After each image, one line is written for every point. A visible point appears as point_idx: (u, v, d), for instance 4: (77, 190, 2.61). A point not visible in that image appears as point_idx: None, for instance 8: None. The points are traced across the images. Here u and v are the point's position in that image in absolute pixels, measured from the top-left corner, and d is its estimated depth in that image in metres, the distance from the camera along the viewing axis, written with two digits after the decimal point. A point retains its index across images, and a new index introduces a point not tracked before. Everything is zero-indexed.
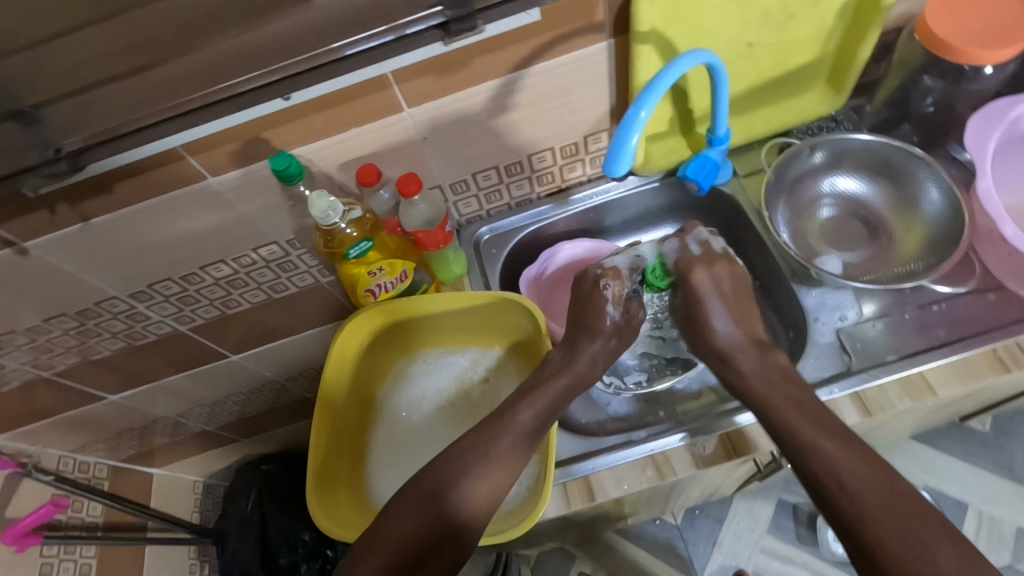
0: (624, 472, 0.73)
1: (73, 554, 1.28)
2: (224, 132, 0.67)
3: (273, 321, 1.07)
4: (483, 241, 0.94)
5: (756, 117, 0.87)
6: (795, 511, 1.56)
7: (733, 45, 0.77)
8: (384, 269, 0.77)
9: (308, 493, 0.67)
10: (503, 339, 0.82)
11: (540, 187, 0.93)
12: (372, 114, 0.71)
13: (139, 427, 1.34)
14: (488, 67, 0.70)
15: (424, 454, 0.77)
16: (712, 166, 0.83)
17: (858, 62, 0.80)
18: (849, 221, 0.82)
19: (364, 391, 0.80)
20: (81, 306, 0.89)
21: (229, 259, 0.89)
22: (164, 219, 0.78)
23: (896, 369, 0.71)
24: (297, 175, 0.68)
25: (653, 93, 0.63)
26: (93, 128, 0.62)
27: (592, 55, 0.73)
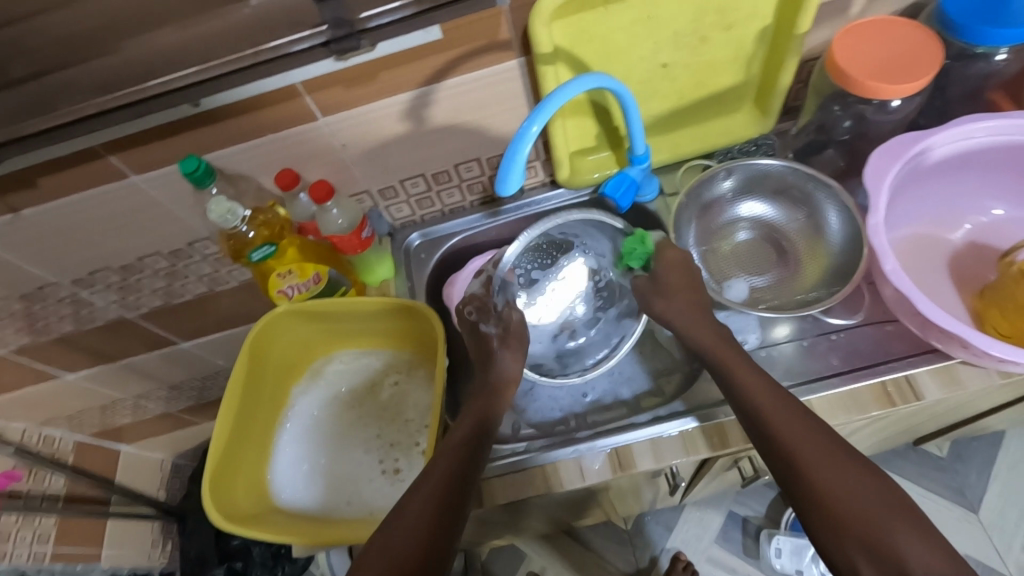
0: (514, 482, 0.75)
1: (32, 523, 1.32)
2: (139, 134, 0.70)
3: (219, 311, 1.10)
4: (414, 246, 0.96)
5: (683, 135, 0.88)
6: (744, 523, 1.57)
7: (649, 65, 0.77)
8: (294, 271, 0.80)
9: (203, 489, 0.69)
10: (413, 345, 0.86)
11: (472, 195, 0.95)
12: (286, 121, 0.74)
13: (102, 406, 1.39)
14: (398, 80, 0.72)
15: (331, 453, 0.82)
16: (631, 183, 0.84)
17: (780, 88, 0.80)
18: (761, 245, 0.84)
19: (276, 392, 0.84)
20: (25, 290, 0.93)
21: (165, 252, 0.92)
22: (93, 212, 0.81)
23: None
24: (207, 177, 0.71)
25: (544, 110, 0.64)
26: (3, 126, 0.65)
27: (503, 72, 0.74)
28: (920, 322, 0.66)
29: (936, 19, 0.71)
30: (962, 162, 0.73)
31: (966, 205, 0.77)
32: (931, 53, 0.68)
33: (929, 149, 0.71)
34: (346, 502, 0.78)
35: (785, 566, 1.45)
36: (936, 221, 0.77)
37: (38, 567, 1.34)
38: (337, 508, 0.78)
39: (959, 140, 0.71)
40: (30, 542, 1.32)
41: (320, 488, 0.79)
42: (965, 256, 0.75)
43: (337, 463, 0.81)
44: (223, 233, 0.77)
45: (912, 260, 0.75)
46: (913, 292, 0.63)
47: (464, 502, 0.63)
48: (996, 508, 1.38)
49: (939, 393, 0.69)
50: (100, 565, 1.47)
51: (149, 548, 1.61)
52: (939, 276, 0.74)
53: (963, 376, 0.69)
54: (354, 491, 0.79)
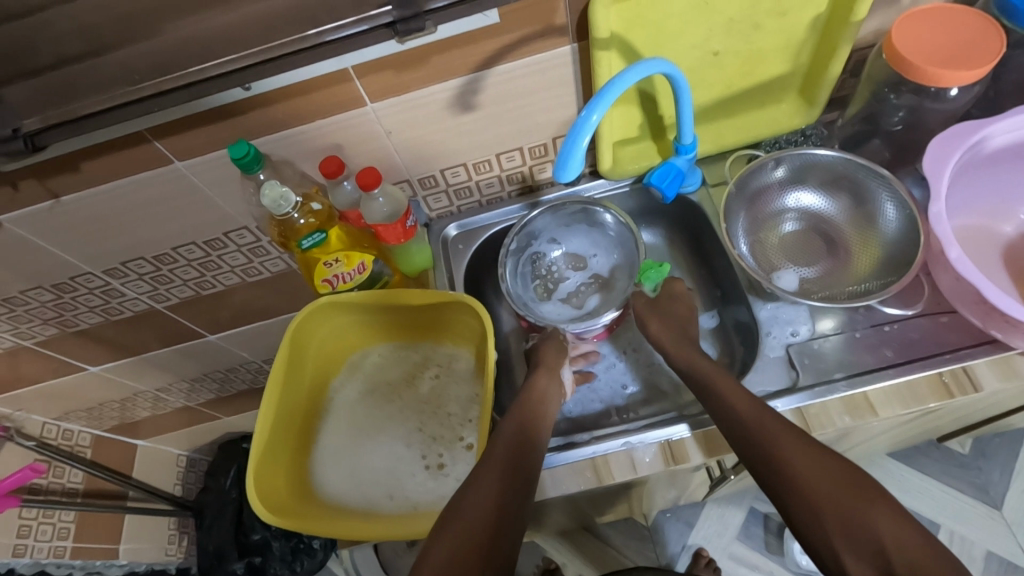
0: (564, 475, 0.74)
1: (52, 518, 1.31)
2: (187, 119, 0.69)
3: (249, 303, 1.09)
4: (451, 238, 0.95)
5: (727, 126, 0.88)
6: (766, 520, 1.57)
7: (700, 53, 0.77)
8: (340, 260, 0.78)
9: (249, 481, 0.68)
10: (455, 338, 0.84)
11: (510, 186, 0.94)
12: (335, 107, 0.72)
13: (122, 399, 1.38)
14: (449, 65, 0.71)
15: (372, 446, 0.80)
16: (677, 173, 0.83)
17: (829, 78, 0.80)
18: (809, 237, 0.84)
19: (316, 382, 0.83)
20: (56, 279, 0.92)
21: (200, 241, 0.91)
22: (132, 199, 0.79)
23: (841, 388, 0.71)
24: (255, 163, 0.69)
25: (604, 97, 0.64)
26: (52, 111, 0.66)
27: (555, 58, 0.73)
28: (981, 312, 0.66)
29: (996, 7, 0.70)
30: (1019, 152, 0.72)
31: (1021, 196, 0.76)
32: (995, 41, 0.67)
33: (987, 139, 0.70)
34: (389, 496, 0.76)
35: (810, 562, 1.43)
36: (989, 212, 0.76)
37: (57, 563, 1.33)
38: (379, 503, 0.76)
39: (1018, 129, 0.70)
40: (50, 537, 1.31)
41: (361, 481, 0.78)
42: (1018, 248, 0.75)
43: (378, 455, 0.80)
44: (272, 219, 0.76)
45: (968, 251, 0.74)
46: (980, 281, 0.63)
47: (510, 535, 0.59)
48: (1020, 505, 1.38)
49: (998, 384, 0.68)
50: (118, 561, 1.46)
51: (166, 544, 1.59)
52: (993, 268, 0.74)
53: (1021, 367, 0.69)
54: (396, 484, 0.77)
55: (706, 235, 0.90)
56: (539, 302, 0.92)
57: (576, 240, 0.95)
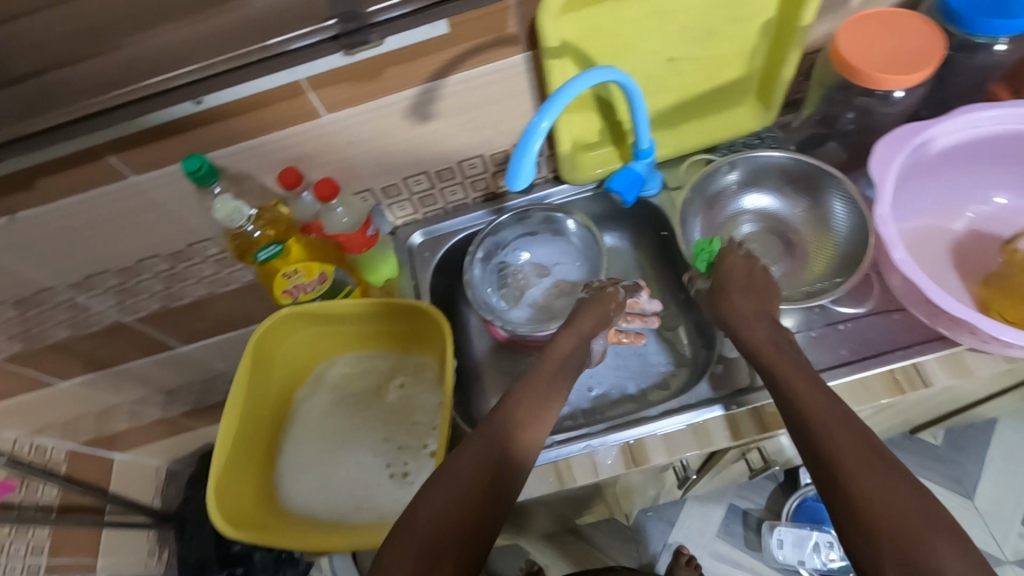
0: (528, 479, 0.74)
1: (25, 535, 1.29)
2: (140, 134, 0.69)
3: (219, 314, 1.09)
4: (416, 246, 0.95)
5: (687, 130, 0.89)
6: (746, 516, 1.58)
7: (653, 59, 0.78)
8: (300, 271, 0.77)
9: (208, 495, 0.68)
10: (420, 346, 0.84)
11: (475, 192, 0.94)
12: (291, 119, 0.73)
13: (96, 413, 1.36)
14: (404, 76, 0.71)
15: (339, 457, 0.80)
16: (636, 178, 0.84)
17: (781, 82, 0.81)
18: (765, 237, 0.86)
19: (281, 393, 0.83)
20: (19, 295, 0.91)
21: (164, 254, 0.91)
22: (92, 214, 0.79)
23: None
24: (210, 176, 0.70)
25: (555, 105, 0.65)
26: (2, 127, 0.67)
27: (510, 67, 0.74)
28: (929, 310, 0.67)
29: (938, 11, 0.72)
30: (964, 153, 0.74)
31: (968, 195, 0.78)
32: (936, 44, 0.68)
33: (932, 140, 0.72)
34: (355, 507, 0.76)
35: (787, 556, 1.44)
36: (939, 211, 0.78)
37: None
38: (345, 514, 0.76)
39: (962, 130, 0.72)
40: (24, 554, 1.28)
41: (328, 491, 0.78)
42: (968, 245, 0.77)
43: (345, 466, 0.79)
44: (229, 232, 0.77)
45: (918, 250, 0.76)
46: (923, 280, 0.65)
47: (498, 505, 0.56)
48: (992, 495, 1.40)
49: (948, 380, 0.70)
50: None
51: (146, 558, 1.59)
52: (944, 265, 0.75)
53: (970, 363, 0.70)
54: (363, 495, 0.77)
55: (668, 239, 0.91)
56: (507, 309, 0.93)
57: (543, 246, 0.95)
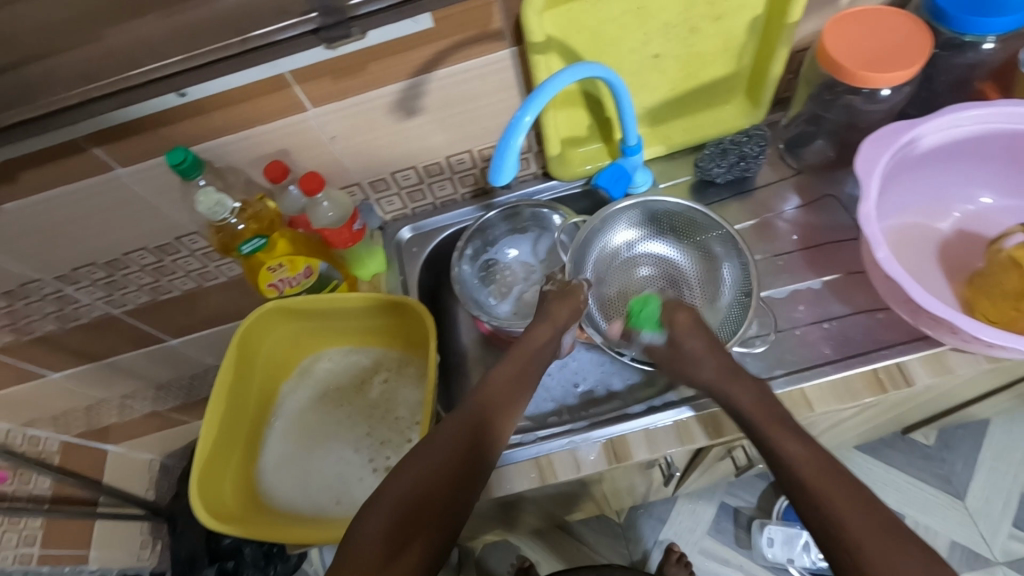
0: (511, 474, 0.75)
1: (18, 525, 1.30)
2: (124, 127, 0.69)
3: (208, 307, 1.09)
4: (405, 241, 0.95)
5: (675, 126, 0.89)
6: (736, 514, 1.59)
7: (641, 56, 0.78)
8: (284, 265, 0.79)
9: (190, 489, 0.68)
10: (405, 342, 0.84)
11: (463, 188, 0.94)
12: (276, 113, 0.73)
13: (87, 406, 1.37)
14: (389, 70, 0.71)
15: (321, 450, 0.80)
16: (623, 174, 0.84)
17: (770, 79, 0.81)
18: (657, 286, 0.88)
19: (265, 387, 0.82)
20: (7, 287, 0.91)
21: (152, 246, 0.91)
22: (78, 207, 0.79)
23: (778, 385, 0.72)
24: (193, 170, 0.70)
25: (537, 101, 0.65)
26: None
27: (495, 63, 0.74)
28: (911, 310, 0.67)
29: (925, 9, 0.71)
30: (950, 152, 0.74)
31: (954, 194, 0.78)
32: (922, 42, 0.68)
33: (918, 139, 0.71)
34: (337, 501, 0.76)
35: (777, 555, 1.45)
36: (925, 211, 0.78)
37: (24, 569, 1.32)
38: (327, 508, 0.76)
39: (948, 129, 0.71)
40: (16, 545, 1.30)
41: (309, 485, 0.78)
42: (953, 245, 0.77)
43: (326, 459, 0.80)
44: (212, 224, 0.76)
45: (903, 249, 0.76)
46: (905, 281, 0.63)
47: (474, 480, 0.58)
48: (982, 495, 1.40)
49: (930, 379, 0.70)
50: (88, 567, 1.46)
51: (138, 549, 1.59)
52: (929, 265, 0.75)
53: (953, 363, 0.70)
54: (344, 489, 0.77)
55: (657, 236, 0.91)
56: (499, 304, 0.92)
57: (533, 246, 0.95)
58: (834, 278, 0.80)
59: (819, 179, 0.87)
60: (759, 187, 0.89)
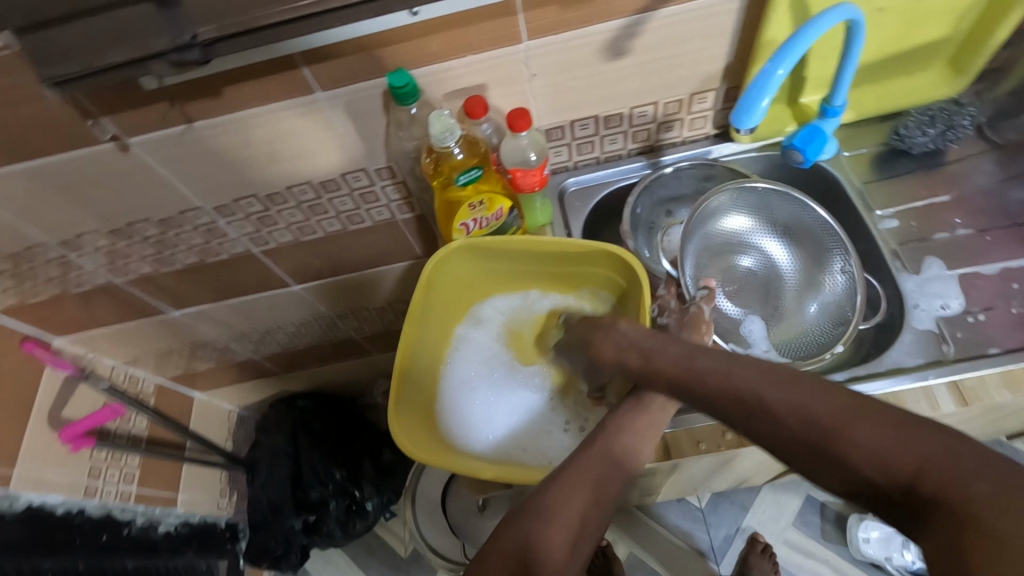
0: (704, 435, 0.72)
1: (119, 462, 1.30)
2: (344, 44, 0.67)
3: (343, 254, 1.07)
4: (568, 192, 0.92)
5: (868, 93, 0.85)
6: (823, 509, 1.55)
7: (867, 10, 0.74)
8: (483, 204, 0.76)
9: (389, 419, 0.68)
10: (589, 292, 0.81)
11: (633, 143, 0.91)
12: (493, 42, 0.70)
13: (190, 347, 1.35)
14: (617, 4, 0.68)
15: (501, 394, 0.79)
16: (821, 138, 0.80)
17: (991, 45, 0.77)
18: (756, 279, 0.87)
19: (443, 324, 0.80)
20: (166, 213, 0.90)
21: (315, 182, 0.88)
22: (265, 129, 0.77)
23: (999, 362, 0.69)
24: (411, 96, 0.67)
25: (795, 52, 0.61)
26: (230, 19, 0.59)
27: (721, 4, 0.71)
28: None
29: None
30: None
31: None
32: None
33: None
34: (522, 448, 0.75)
35: (872, 552, 1.41)
36: None
37: (123, 506, 1.30)
38: (512, 452, 0.74)
39: None
40: (117, 481, 1.29)
41: (491, 427, 0.76)
42: None
43: (507, 404, 0.78)
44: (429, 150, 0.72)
45: None
46: None
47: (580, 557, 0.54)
48: None
49: None
50: (176, 510, 1.45)
51: (218, 497, 1.60)
52: None
53: None
54: (528, 436, 0.75)
55: (837, 205, 0.88)
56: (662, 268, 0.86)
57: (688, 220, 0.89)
58: None
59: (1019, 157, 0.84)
60: (953, 161, 0.85)
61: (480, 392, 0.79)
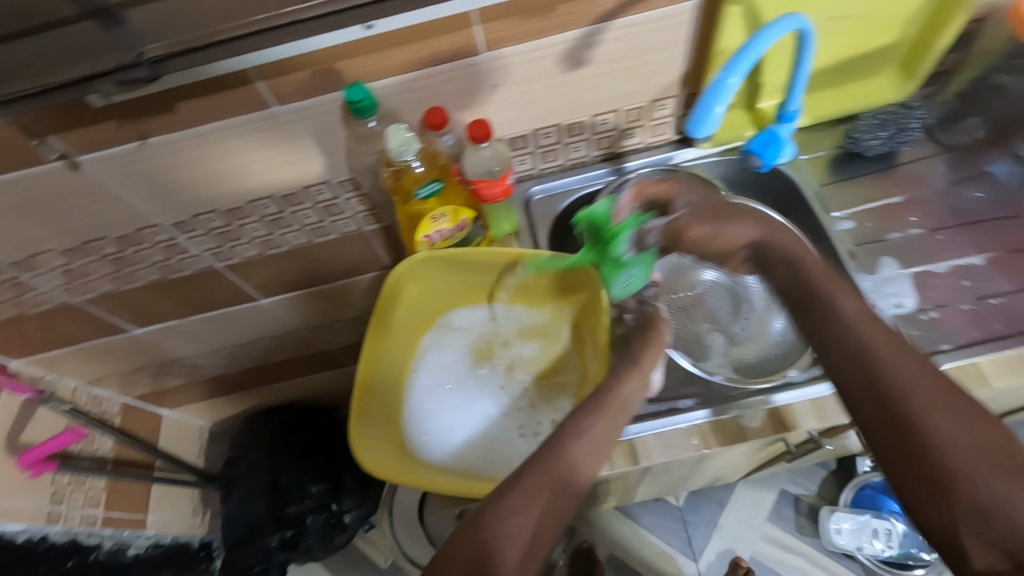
0: (670, 439, 0.73)
1: (84, 485, 1.26)
2: (299, 58, 0.66)
3: (308, 268, 1.06)
4: (533, 201, 0.92)
5: (822, 97, 0.88)
6: (797, 502, 1.58)
7: (818, 17, 0.75)
8: (445, 216, 0.76)
9: (350, 430, 0.70)
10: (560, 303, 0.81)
11: (596, 150, 0.92)
12: (451, 54, 0.70)
13: (157, 365, 1.32)
14: (574, 14, 0.68)
15: (471, 407, 0.78)
16: (777, 142, 0.82)
17: (936, 50, 0.80)
18: (716, 301, 0.89)
19: (411, 340, 0.81)
20: (122, 231, 0.88)
21: (277, 196, 0.87)
22: (222, 144, 0.76)
23: (952, 358, 0.71)
24: (369, 110, 0.67)
25: (746, 59, 0.62)
26: (180, 37, 0.60)
27: (675, 14, 0.71)
28: None
29: None
30: None
31: None
32: None
33: None
34: (488, 459, 0.75)
35: (845, 543, 1.44)
36: None
37: (89, 531, 1.26)
38: (477, 464, 0.75)
39: None
40: (82, 506, 1.25)
41: (459, 439, 0.77)
42: None
43: (475, 416, 0.78)
44: (388, 163, 0.73)
45: None
46: None
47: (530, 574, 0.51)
48: None
49: None
50: (146, 532, 1.41)
51: (192, 518, 1.57)
52: None
53: None
54: (495, 447, 0.76)
55: (797, 208, 0.89)
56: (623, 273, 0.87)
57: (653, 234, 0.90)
58: (993, 256, 0.79)
59: (968, 157, 0.86)
60: (905, 162, 0.87)
61: (452, 404, 0.78)
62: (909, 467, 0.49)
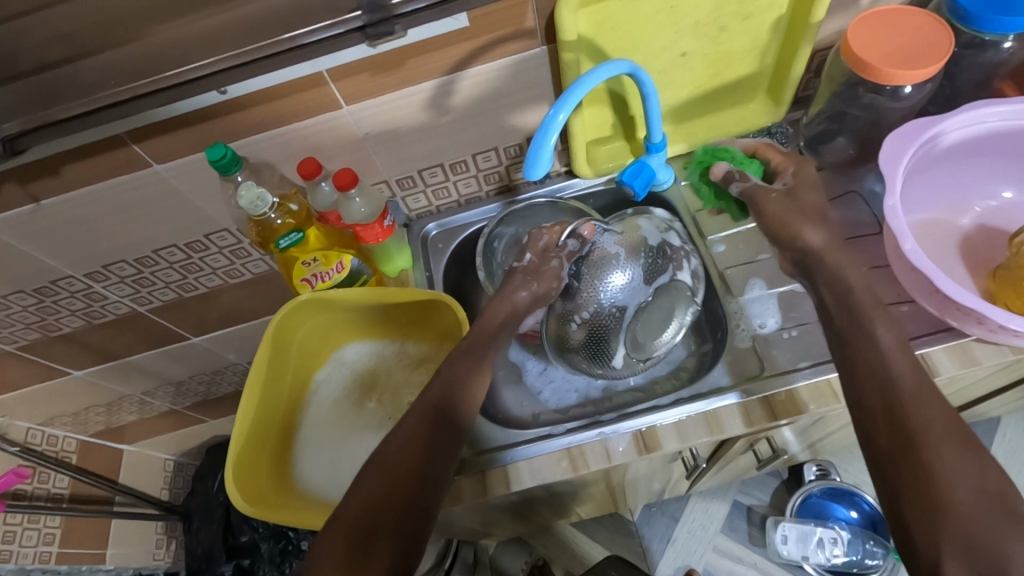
0: (541, 464, 0.76)
1: (37, 523, 1.30)
2: (165, 123, 0.71)
3: (230, 306, 1.10)
4: (431, 236, 0.97)
5: (698, 124, 0.91)
6: (749, 512, 1.51)
7: (669, 54, 0.79)
8: (318, 260, 0.83)
9: (227, 472, 0.70)
10: (439, 337, 0.87)
11: (488, 185, 0.95)
12: (313, 109, 0.74)
13: (107, 405, 1.35)
14: (424, 68, 0.73)
15: (352, 441, 0.82)
16: (648, 172, 0.82)
17: (793, 78, 0.83)
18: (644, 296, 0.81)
19: (296, 377, 0.84)
20: (38, 283, 0.93)
21: (182, 244, 0.92)
22: (113, 202, 0.81)
23: (805, 375, 0.74)
24: (233, 164, 0.71)
25: (572, 96, 0.64)
26: (30, 115, 0.68)
27: (526, 60, 0.76)
28: (938, 301, 0.69)
29: (948, 11, 0.74)
30: (969, 150, 0.77)
31: (972, 191, 0.80)
32: (944, 38, 0.71)
33: (941, 135, 0.74)
34: None
35: (791, 552, 1.38)
36: (947, 207, 0.80)
37: (44, 568, 1.32)
38: None
39: (971, 124, 0.74)
40: (35, 543, 1.30)
41: (340, 473, 0.80)
42: (974, 239, 0.78)
43: (356, 449, 0.82)
44: (251, 220, 0.80)
45: (927, 243, 0.78)
46: (931, 270, 0.65)
47: (432, 491, 0.60)
48: None
49: (955, 370, 0.71)
50: (105, 566, 1.43)
51: (154, 548, 1.56)
52: (950, 258, 0.77)
53: (978, 353, 0.71)
54: None
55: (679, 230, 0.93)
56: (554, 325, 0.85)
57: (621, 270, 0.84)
58: (857, 272, 0.81)
59: (839, 175, 0.89)
60: None
61: (334, 441, 0.82)
62: (903, 485, 0.51)
